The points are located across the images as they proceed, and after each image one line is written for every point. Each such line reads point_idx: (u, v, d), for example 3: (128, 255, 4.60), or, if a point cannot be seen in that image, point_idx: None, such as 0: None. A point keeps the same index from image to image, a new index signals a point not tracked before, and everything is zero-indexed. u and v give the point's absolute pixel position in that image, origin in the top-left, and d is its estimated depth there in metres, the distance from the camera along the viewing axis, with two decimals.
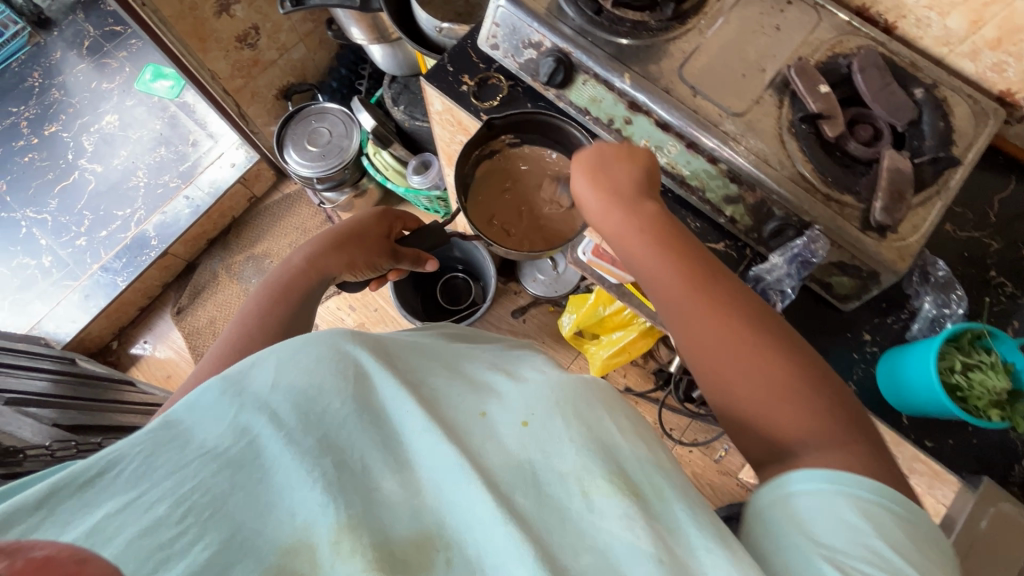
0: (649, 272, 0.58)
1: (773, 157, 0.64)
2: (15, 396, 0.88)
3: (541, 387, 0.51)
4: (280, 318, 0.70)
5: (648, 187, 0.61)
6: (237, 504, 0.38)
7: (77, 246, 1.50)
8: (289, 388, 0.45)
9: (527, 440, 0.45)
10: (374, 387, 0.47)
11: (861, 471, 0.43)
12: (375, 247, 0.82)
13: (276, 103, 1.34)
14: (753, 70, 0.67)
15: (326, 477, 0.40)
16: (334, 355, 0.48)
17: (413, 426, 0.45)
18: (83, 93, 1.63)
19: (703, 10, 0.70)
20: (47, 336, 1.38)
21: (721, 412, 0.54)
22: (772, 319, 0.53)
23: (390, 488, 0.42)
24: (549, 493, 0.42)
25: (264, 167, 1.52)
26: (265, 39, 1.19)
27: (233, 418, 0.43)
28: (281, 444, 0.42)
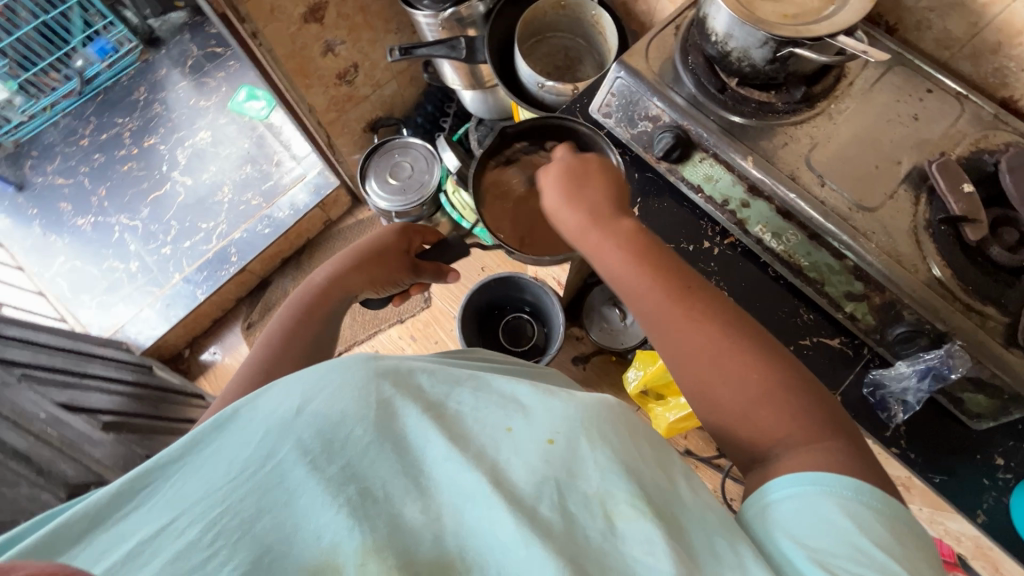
0: (632, 292, 0.61)
1: (906, 259, 0.60)
2: (103, 415, 0.91)
3: (566, 405, 0.47)
4: (304, 340, 0.70)
5: (621, 205, 0.66)
6: (264, 528, 0.39)
7: (162, 254, 1.58)
8: (314, 414, 0.43)
9: (553, 458, 0.43)
10: (400, 418, 0.44)
11: (845, 471, 0.45)
12: (396, 266, 0.84)
13: (362, 136, 1.38)
14: (887, 162, 0.63)
15: (350, 503, 0.40)
16: (355, 378, 0.45)
17: (436, 450, 0.43)
18: (182, 109, 1.73)
19: (833, 94, 0.66)
20: (128, 340, 1.45)
21: (713, 428, 0.56)
22: (756, 336, 0.55)
23: (412, 514, 0.40)
24: (576, 516, 0.40)
25: (342, 193, 1.56)
26: (362, 76, 1.23)
27: (259, 439, 0.42)
28: (305, 470, 0.41)
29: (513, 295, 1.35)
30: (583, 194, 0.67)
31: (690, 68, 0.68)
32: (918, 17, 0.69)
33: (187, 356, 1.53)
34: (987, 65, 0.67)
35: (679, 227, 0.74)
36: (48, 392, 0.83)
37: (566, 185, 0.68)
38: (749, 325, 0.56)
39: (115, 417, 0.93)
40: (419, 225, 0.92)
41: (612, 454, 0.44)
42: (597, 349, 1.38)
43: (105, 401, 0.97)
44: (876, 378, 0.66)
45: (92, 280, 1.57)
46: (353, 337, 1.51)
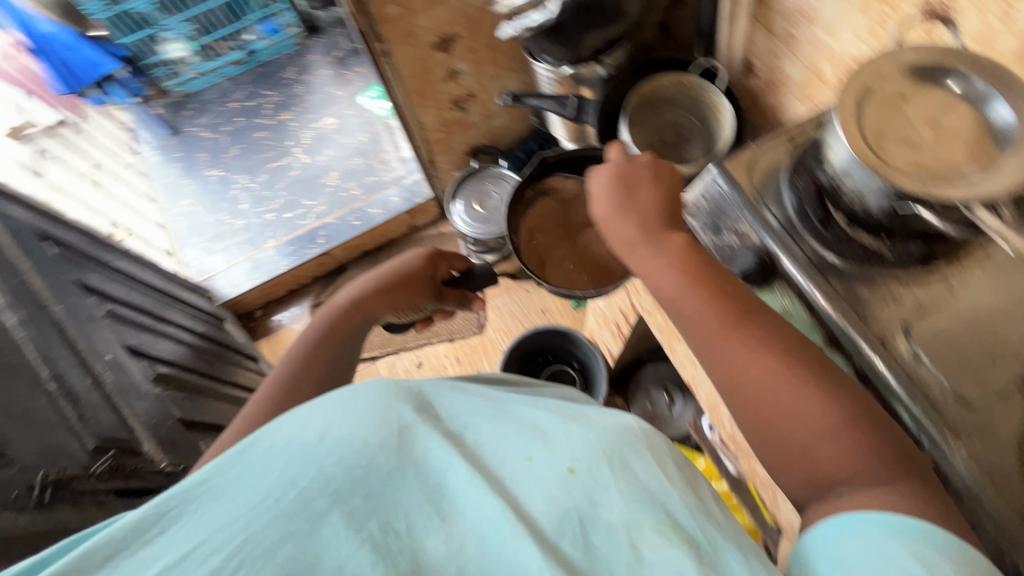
0: (684, 312, 0.54)
1: (1002, 477, 0.51)
2: (162, 366, 1.00)
3: (586, 434, 0.46)
4: (325, 358, 0.70)
5: (670, 220, 0.60)
6: (286, 558, 0.36)
7: (264, 219, 1.73)
8: (337, 446, 0.40)
9: (572, 488, 0.41)
10: (419, 444, 0.43)
11: (917, 514, 0.40)
12: (419, 291, 0.82)
13: (463, 158, 1.43)
14: (1006, 355, 0.54)
15: (372, 538, 0.38)
16: (379, 413, 0.43)
17: (456, 476, 0.41)
18: (319, 94, 1.89)
19: (956, 258, 0.58)
20: (214, 289, 1.60)
21: (764, 456, 0.50)
22: (818, 359, 0.50)
23: (434, 547, 0.38)
24: (598, 551, 0.39)
25: (432, 204, 1.62)
26: (476, 105, 1.27)
27: (281, 468, 0.39)
28: (328, 502, 0.38)
29: (563, 346, 1.31)
30: (634, 201, 0.61)
31: (795, 189, 0.63)
32: None
33: (258, 316, 1.66)
34: None
35: None
36: (121, 335, 0.93)
37: (616, 188, 0.62)
38: (807, 347, 0.50)
39: (171, 369, 1.02)
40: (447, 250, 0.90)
41: (637, 483, 0.42)
42: None
43: (167, 348, 1.07)
44: None
45: (203, 227, 1.75)
46: (402, 341, 1.55)
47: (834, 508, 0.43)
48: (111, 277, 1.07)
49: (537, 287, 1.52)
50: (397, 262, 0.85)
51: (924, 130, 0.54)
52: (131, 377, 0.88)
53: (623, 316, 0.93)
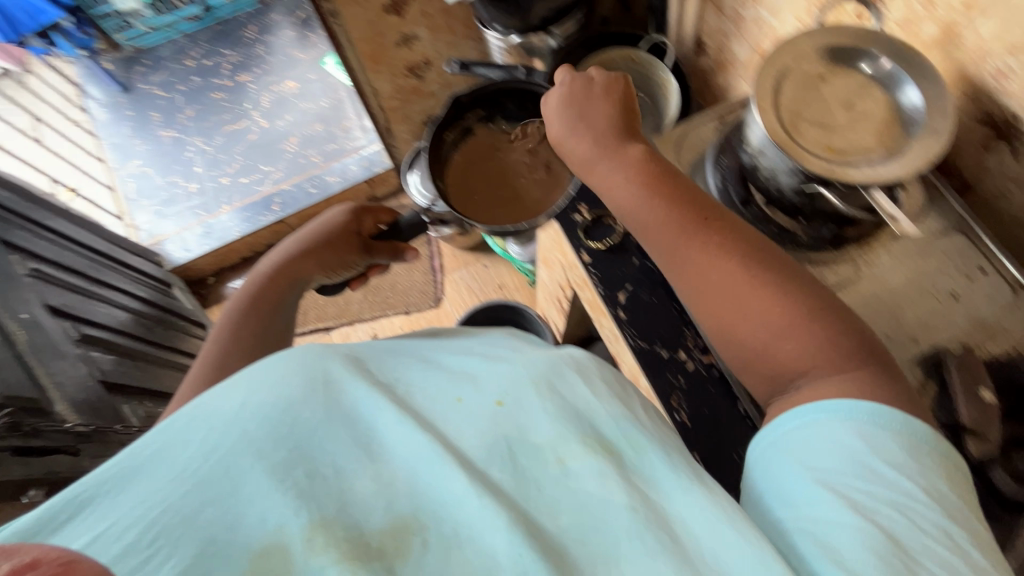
0: (645, 226, 0.54)
1: None
2: (91, 328, 0.98)
3: (509, 369, 0.48)
4: (255, 326, 0.65)
5: (627, 132, 0.58)
6: (209, 517, 0.34)
7: (220, 183, 1.68)
8: (262, 403, 0.39)
9: (501, 419, 0.43)
10: (345, 395, 0.42)
11: (868, 395, 0.42)
12: (347, 249, 0.77)
13: (422, 128, 1.40)
14: (902, 336, 0.56)
15: (297, 486, 0.36)
16: (304, 362, 0.43)
17: (386, 419, 0.41)
18: (280, 55, 1.82)
19: (866, 242, 0.60)
20: (164, 254, 1.57)
21: (732, 356, 0.51)
22: (776, 258, 0.50)
23: (362, 486, 0.37)
24: (526, 470, 0.39)
25: (392, 175, 1.60)
26: (433, 73, 1.24)
27: (205, 432, 0.38)
28: (251, 458, 0.37)
29: (515, 322, 1.32)
30: (590, 120, 0.59)
31: (719, 168, 0.64)
32: (998, 185, 0.60)
33: (211, 284, 1.63)
34: None
35: (662, 326, 0.66)
36: (44, 295, 0.91)
37: (572, 117, 0.60)
38: (766, 249, 0.50)
39: (101, 333, 1.00)
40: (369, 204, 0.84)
41: (559, 409, 0.43)
42: None
43: (103, 312, 1.05)
44: None
45: (154, 189, 1.69)
46: (358, 313, 1.53)
47: (795, 399, 0.45)
48: (42, 237, 1.03)
49: (496, 263, 1.52)
50: (317, 223, 0.78)
51: (838, 112, 0.55)
52: (50, 337, 0.86)
53: (562, 291, 0.93)
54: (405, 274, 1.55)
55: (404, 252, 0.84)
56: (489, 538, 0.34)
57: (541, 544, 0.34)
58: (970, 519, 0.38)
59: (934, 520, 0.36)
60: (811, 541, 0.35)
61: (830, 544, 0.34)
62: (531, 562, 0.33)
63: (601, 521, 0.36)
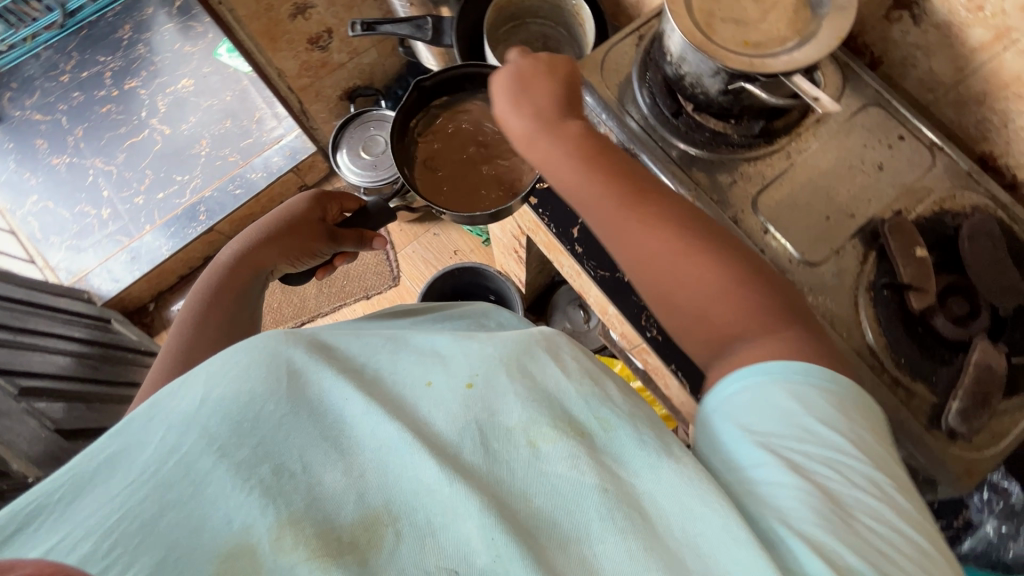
0: (583, 206, 0.54)
1: (840, 322, 0.57)
2: (31, 380, 0.95)
3: (481, 348, 0.48)
4: (217, 322, 0.64)
5: (568, 107, 0.57)
6: (171, 522, 0.34)
7: (134, 203, 1.56)
8: (219, 402, 0.39)
9: (471, 401, 0.43)
10: (311, 385, 0.42)
11: (796, 355, 0.44)
12: (310, 235, 0.73)
13: (339, 103, 1.32)
14: (839, 214, 0.59)
15: (263, 484, 0.36)
16: (264, 358, 0.42)
17: (353, 409, 0.41)
18: (166, 53, 1.66)
19: (796, 130, 0.61)
20: (92, 290, 1.46)
21: (673, 327, 0.52)
22: (708, 226, 0.52)
23: (332, 479, 0.38)
24: (497, 452, 0.40)
25: (319, 159, 1.52)
26: (338, 42, 1.16)
27: (161, 437, 0.37)
28: (212, 459, 0.37)
29: (477, 282, 1.31)
30: (530, 98, 0.58)
31: (646, 85, 0.63)
32: (904, 53, 0.62)
33: (152, 311, 1.54)
34: (970, 116, 0.61)
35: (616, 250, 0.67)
36: None
37: (512, 97, 0.58)
38: (706, 221, 0.52)
39: (44, 383, 0.96)
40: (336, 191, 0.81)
41: (530, 384, 0.44)
42: None
43: (41, 361, 1.01)
44: None
45: (63, 223, 1.55)
46: (317, 308, 1.49)
47: (729, 363, 0.46)
48: None
49: (446, 229, 1.49)
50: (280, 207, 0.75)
51: (749, 5, 0.55)
52: None
53: (517, 240, 0.92)
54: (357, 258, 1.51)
55: (372, 241, 0.79)
56: (463, 524, 0.35)
57: (514, 523, 0.36)
58: (894, 470, 0.40)
59: (865, 474, 0.38)
60: (755, 500, 0.37)
61: (777, 506, 0.36)
62: (496, 532, 0.34)
63: (572, 505, 0.37)
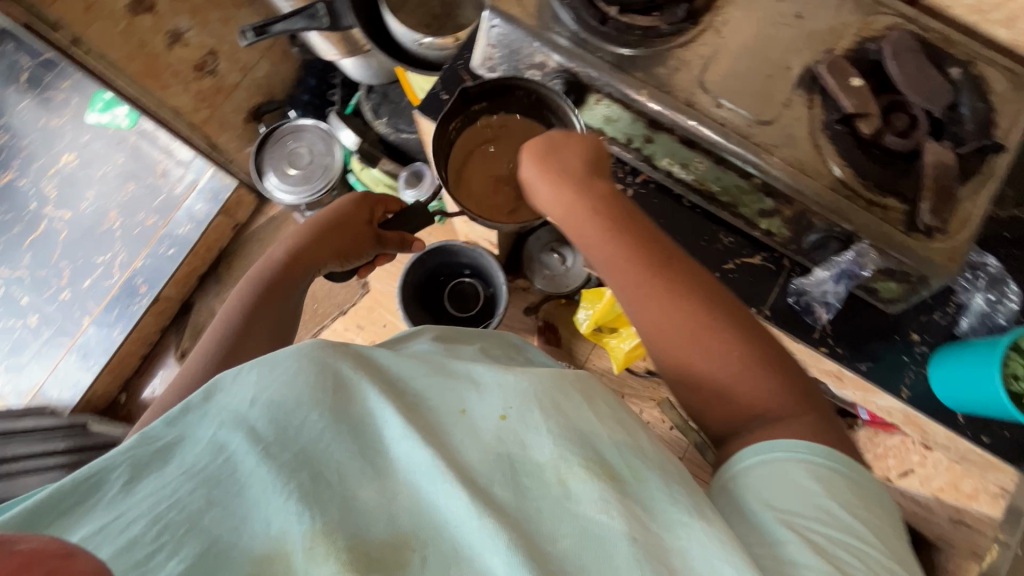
0: (600, 254, 0.61)
1: (809, 166, 0.60)
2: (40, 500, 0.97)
3: (518, 382, 0.54)
4: (271, 312, 0.74)
5: (594, 169, 0.63)
6: (213, 519, 0.42)
7: (63, 300, 1.43)
8: (268, 405, 0.49)
9: (503, 431, 0.50)
10: (357, 402, 0.51)
11: (814, 439, 0.48)
12: (358, 233, 0.83)
13: (247, 127, 1.24)
14: (777, 70, 0.62)
15: (300, 489, 0.44)
16: (315, 371, 0.51)
17: (393, 432, 0.49)
18: (33, 133, 1.50)
19: (715, 5, 0.63)
20: (53, 403, 1.36)
21: (687, 400, 0.57)
22: (725, 300, 0.56)
23: (366, 496, 0.46)
24: (526, 484, 0.47)
25: (244, 192, 1.45)
26: (225, 62, 1.09)
27: (212, 435, 0.47)
28: (257, 459, 0.46)
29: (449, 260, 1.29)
30: (558, 158, 0.63)
31: (567, 2, 0.63)
32: None
33: (125, 401, 1.45)
34: None
35: None
36: None
37: (541, 162, 0.64)
38: (716, 288, 0.57)
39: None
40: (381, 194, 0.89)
41: (557, 411, 0.52)
42: (545, 297, 1.36)
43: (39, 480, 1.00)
44: (799, 286, 0.67)
45: None
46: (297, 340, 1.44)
47: (749, 442, 0.50)
48: None
49: None
50: (328, 207, 0.84)
51: None
52: None
53: None
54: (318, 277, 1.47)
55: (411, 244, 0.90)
56: (490, 560, 0.41)
57: (535, 552, 0.42)
58: (901, 550, 0.44)
59: (879, 558, 0.42)
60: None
61: None
62: (515, 562, 0.40)
63: (595, 547, 0.42)
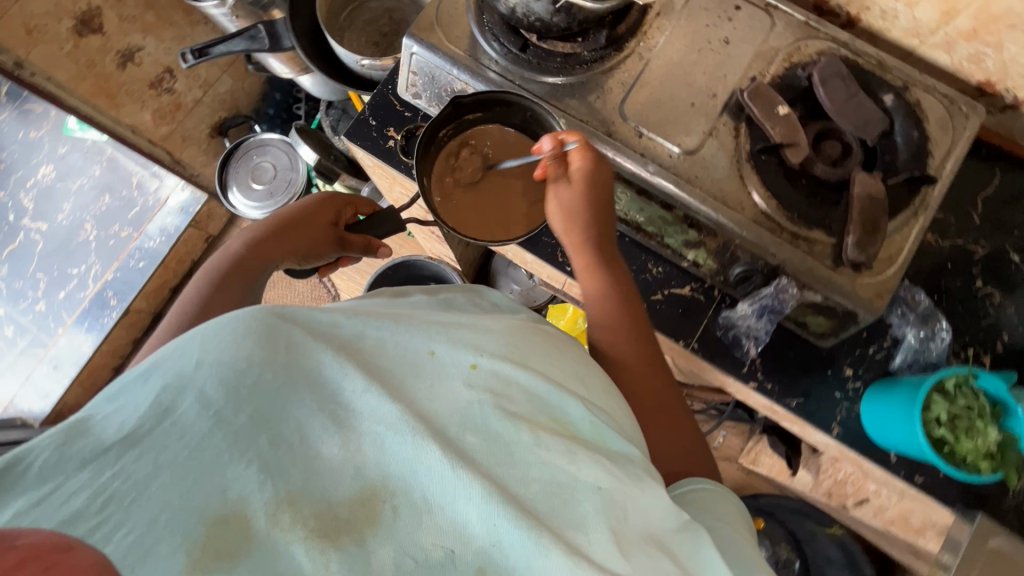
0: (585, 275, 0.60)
1: (732, 198, 0.58)
2: None
3: (493, 335, 0.48)
4: (229, 307, 0.59)
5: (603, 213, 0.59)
6: (162, 486, 0.32)
7: (37, 311, 1.45)
8: (216, 363, 0.37)
9: (481, 380, 0.42)
10: (308, 356, 0.39)
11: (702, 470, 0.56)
12: (320, 234, 0.70)
13: (212, 142, 1.24)
14: (702, 97, 0.60)
15: (262, 456, 0.34)
16: (261, 327, 0.39)
17: (353, 386, 0.38)
18: (11, 145, 1.49)
19: (641, 30, 0.62)
20: (23, 415, 1.37)
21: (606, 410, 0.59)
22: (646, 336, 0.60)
23: (331, 452, 0.36)
24: (499, 435, 0.40)
25: (215, 205, 1.45)
26: (184, 79, 1.09)
27: (155, 395, 0.35)
28: (208, 424, 0.34)
29: (413, 275, 1.28)
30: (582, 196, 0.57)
31: (489, 31, 0.62)
32: None
33: None
34: None
35: None
36: None
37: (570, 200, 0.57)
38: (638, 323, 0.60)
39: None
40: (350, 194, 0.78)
41: (540, 370, 0.46)
42: None
43: None
44: (727, 320, 0.64)
45: None
46: None
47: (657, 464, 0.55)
48: None
49: None
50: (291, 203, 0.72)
51: None
52: None
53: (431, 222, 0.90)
54: (289, 290, 1.48)
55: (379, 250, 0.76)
56: (463, 509, 0.35)
57: (517, 504, 0.36)
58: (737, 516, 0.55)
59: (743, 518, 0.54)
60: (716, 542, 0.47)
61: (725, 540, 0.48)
62: (495, 510, 0.35)
63: (566, 493, 0.38)
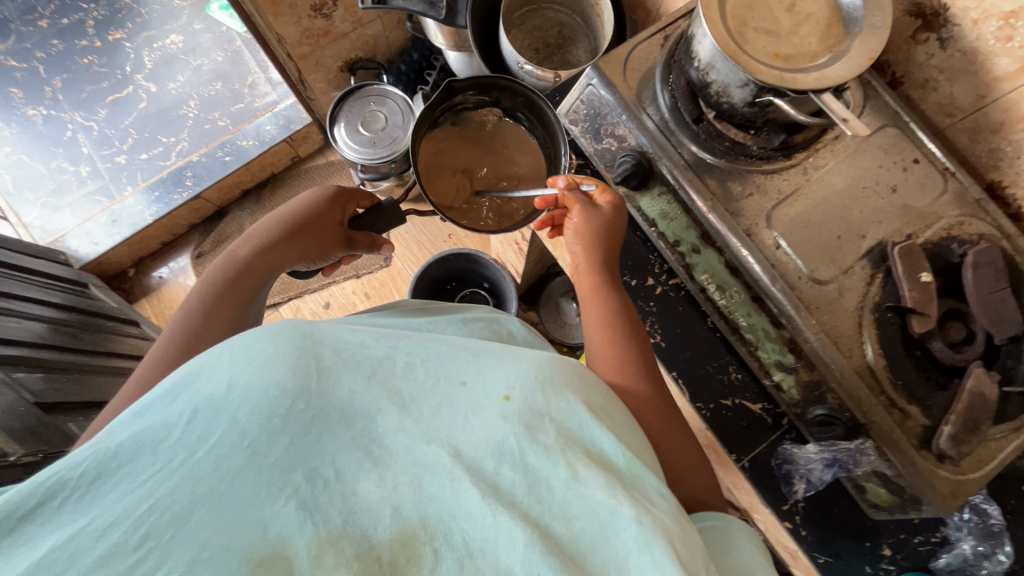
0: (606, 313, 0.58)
1: (843, 341, 0.57)
2: (9, 349, 0.95)
3: (522, 363, 0.45)
4: (234, 310, 0.63)
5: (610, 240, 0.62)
6: (206, 521, 0.32)
7: (116, 163, 1.49)
8: (248, 388, 0.37)
9: (512, 415, 0.40)
10: (339, 383, 0.40)
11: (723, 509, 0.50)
12: (329, 237, 0.74)
13: (339, 75, 1.30)
14: (851, 234, 0.59)
15: (299, 494, 0.34)
16: (296, 352, 0.40)
17: (388, 422, 0.39)
18: (154, 5, 1.56)
19: (815, 145, 0.61)
20: (68, 252, 1.42)
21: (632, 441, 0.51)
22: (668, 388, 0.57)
23: (367, 489, 0.35)
24: (539, 474, 0.38)
25: (314, 130, 1.48)
26: (342, 11, 1.10)
27: (185, 425, 0.35)
28: (245, 456, 0.35)
29: (472, 270, 1.28)
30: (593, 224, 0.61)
31: (669, 86, 0.62)
32: (926, 75, 0.62)
33: (132, 276, 1.52)
34: (985, 143, 0.61)
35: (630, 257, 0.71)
36: None
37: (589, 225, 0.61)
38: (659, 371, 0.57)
39: (21, 349, 0.97)
40: (349, 189, 0.80)
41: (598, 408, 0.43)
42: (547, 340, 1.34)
43: (17, 327, 1.01)
44: (787, 452, 0.64)
45: (37, 180, 1.48)
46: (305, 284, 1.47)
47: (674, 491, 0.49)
48: None
49: None
50: (290, 204, 0.74)
51: (783, 16, 0.54)
52: None
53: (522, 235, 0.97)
54: None
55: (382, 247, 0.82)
56: (504, 556, 0.34)
57: (557, 553, 0.34)
58: None
59: None
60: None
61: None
62: (538, 562, 0.33)
63: (609, 536, 0.36)
